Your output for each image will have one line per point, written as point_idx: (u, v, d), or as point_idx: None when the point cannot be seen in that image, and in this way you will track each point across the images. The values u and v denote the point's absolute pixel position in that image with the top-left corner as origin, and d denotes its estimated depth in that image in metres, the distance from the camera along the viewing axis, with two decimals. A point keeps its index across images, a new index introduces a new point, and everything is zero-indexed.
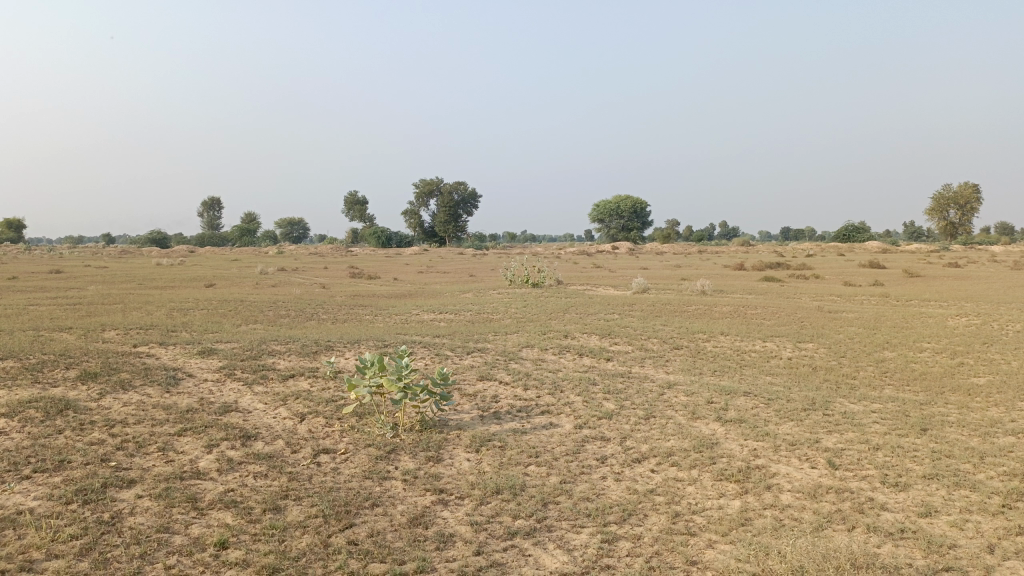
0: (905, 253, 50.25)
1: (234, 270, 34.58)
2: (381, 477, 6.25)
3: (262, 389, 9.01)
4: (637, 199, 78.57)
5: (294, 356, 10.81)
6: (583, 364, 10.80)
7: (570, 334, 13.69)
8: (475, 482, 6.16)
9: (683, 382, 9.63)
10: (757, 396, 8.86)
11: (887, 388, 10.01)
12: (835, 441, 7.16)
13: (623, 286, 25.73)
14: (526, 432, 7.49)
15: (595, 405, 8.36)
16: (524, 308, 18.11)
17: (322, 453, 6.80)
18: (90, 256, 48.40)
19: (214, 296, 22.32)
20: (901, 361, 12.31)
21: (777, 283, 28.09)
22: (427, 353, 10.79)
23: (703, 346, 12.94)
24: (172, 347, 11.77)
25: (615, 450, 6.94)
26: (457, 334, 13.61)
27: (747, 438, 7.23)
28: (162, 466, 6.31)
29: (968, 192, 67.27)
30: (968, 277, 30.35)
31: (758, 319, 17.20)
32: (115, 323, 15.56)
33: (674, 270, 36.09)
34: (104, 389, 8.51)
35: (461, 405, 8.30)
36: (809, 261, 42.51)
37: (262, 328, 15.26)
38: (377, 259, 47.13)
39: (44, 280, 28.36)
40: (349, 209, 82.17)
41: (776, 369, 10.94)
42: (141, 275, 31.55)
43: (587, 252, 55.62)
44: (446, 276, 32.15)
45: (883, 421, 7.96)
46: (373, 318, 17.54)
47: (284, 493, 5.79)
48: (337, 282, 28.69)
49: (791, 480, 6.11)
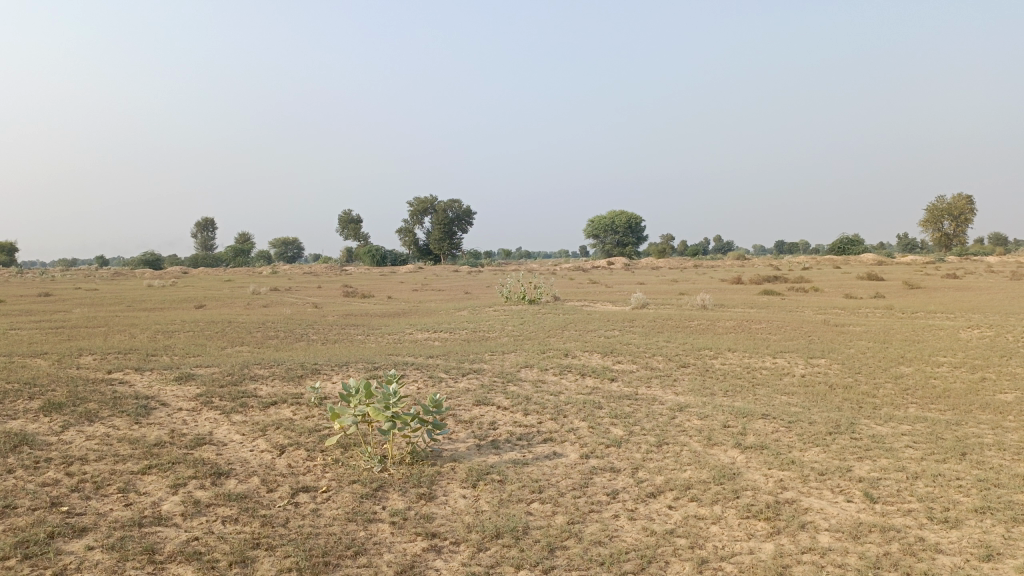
0: (902, 265, 49.74)
1: (224, 290, 33.88)
2: (365, 519, 5.56)
3: (241, 418, 8.32)
4: (632, 214, 78.04)
5: (277, 381, 10.12)
6: (586, 385, 10.11)
7: (570, 353, 13.02)
8: (472, 524, 5.48)
9: (695, 403, 8.96)
10: (776, 418, 8.19)
11: (912, 408, 9.33)
12: (868, 470, 6.50)
13: (622, 301, 25.07)
14: (526, 463, 6.82)
15: (602, 431, 7.69)
16: (521, 325, 17.43)
17: (301, 492, 6.11)
18: (80, 278, 47.47)
19: (202, 317, 21.63)
20: (920, 377, 11.64)
21: (778, 296, 27.51)
22: (419, 376, 10.10)
23: (710, 363, 12.28)
24: (148, 372, 11.06)
25: (626, 483, 6.27)
26: (451, 354, 12.94)
27: (770, 467, 6.57)
28: (119, 511, 5.61)
29: (961, 204, 67.03)
30: (968, 289, 29.82)
31: (764, 334, 16.55)
32: (94, 347, 14.85)
33: (672, 285, 35.45)
34: (67, 421, 7.81)
35: (456, 434, 7.62)
36: (806, 274, 42.02)
37: (247, 351, 14.53)
38: (370, 278, 46.43)
39: (31, 303, 27.69)
40: (344, 228, 81.50)
41: (791, 387, 10.29)
42: (129, 296, 30.83)
43: (583, 268, 55.00)
44: (441, 294, 31.51)
45: (916, 445, 7.31)
46: (365, 338, 16.87)
47: (254, 542, 5.10)
48: (329, 301, 28.05)
49: (826, 517, 5.44)
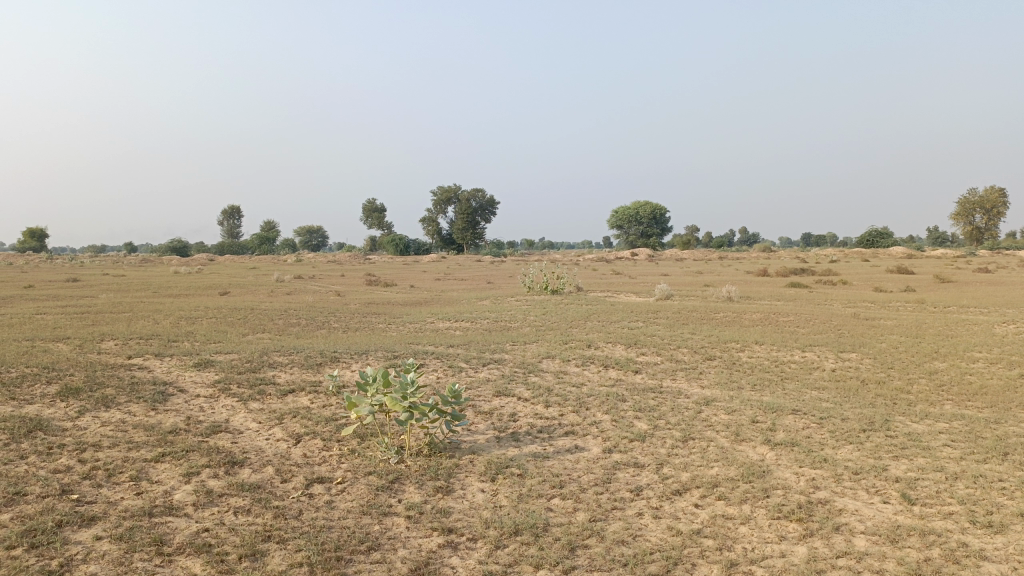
0: (932, 258, 48.75)
1: (248, 277, 33.98)
2: (380, 513, 5.39)
3: (258, 406, 8.20)
4: (656, 205, 77.35)
5: (296, 369, 10.00)
6: (609, 377, 9.87)
7: (594, 344, 12.78)
8: (490, 519, 5.28)
9: (722, 397, 8.70)
10: (807, 414, 7.91)
11: (948, 405, 8.99)
12: (905, 469, 6.21)
13: (645, 292, 24.77)
14: (547, 457, 6.61)
15: (625, 424, 7.46)
16: (543, 316, 17.21)
17: (315, 483, 5.96)
18: (108, 264, 47.95)
19: (225, 304, 21.69)
20: (955, 373, 11.26)
21: (805, 289, 27.02)
22: (439, 365, 9.92)
23: (737, 356, 11.98)
24: (168, 358, 11.00)
25: (651, 480, 6.04)
26: (472, 344, 12.76)
27: (801, 465, 6.31)
28: (130, 500, 5.48)
29: (994, 196, 65.66)
30: (1002, 284, 29.09)
31: (791, 327, 16.20)
32: (117, 332, 14.88)
33: (696, 276, 35.03)
34: (84, 406, 7.73)
35: (475, 425, 7.44)
36: (835, 266, 41.33)
37: (268, 338, 14.45)
38: (393, 267, 46.47)
39: (59, 288, 27.95)
40: (368, 217, 81.62)
41: (821, 382, 9.99)
42: (154, 282, 31.06)
43: (606, 258, 54.59)
44: (463, 283, 31.37)
45: (954, 443, 7.00)
46: (386, 326, 16.76)
47: (265, 535, 4.95)
48: (351, 290, 28.04)
49: (862, 519, 5.18)
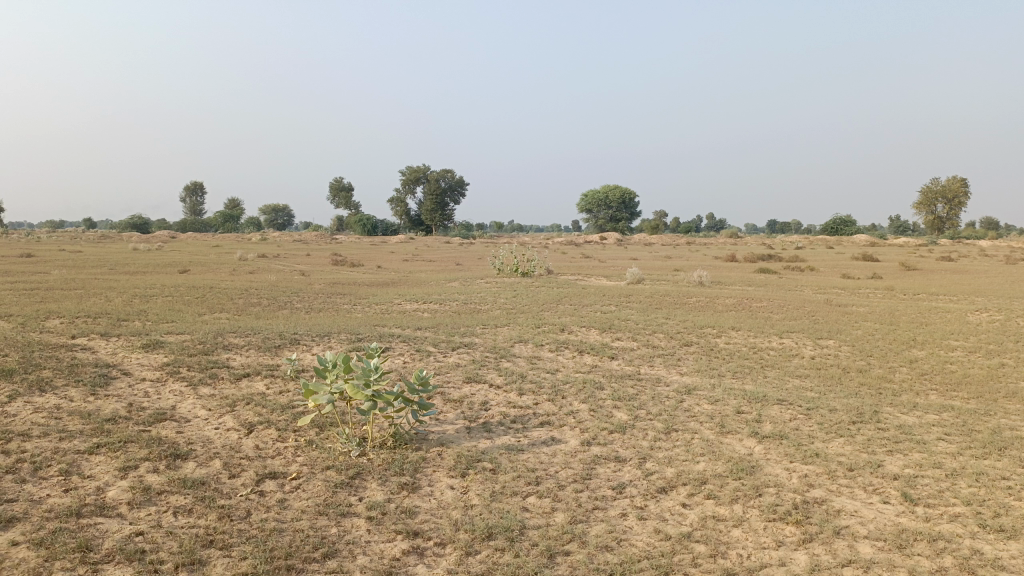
0: (896, 246, 49.04)
1: (211, 255, 33.02)
2: (339, 514, 4.87)
3: (209, 391, 7.61)
4: (626, 189, 77.04)
5: (253, 352, 9.38)
6: (585, 363, 9.41)
7: (567, 328, 12.33)
8: (460, 521, 4.80)
9: (703, 386, 8.30)
10: (793, 404, 7.52)
11: (934, 396, 8.68)
12: (901, 466, 5.86)
13: (616, 276, 24.36)
14: (522, 450, 6.13)
15: (604, 415, 7.01)
16: (514, 298, 16.74)
17: (267, 478, 5.41)
18: (67, 240, 46.35)
19: (183, 282, 20.86)
20: (936, 362, 10.98)
21: (775, 275, 26.86)
22: (405, 349, 9.40)
23: (714, 342, 11.61)
24: (114, 339, 10.28)
25: (634, 476, 5.59)
26: (441, 326, 12.22)
27: (792, 460, 5.93)
28: (56, 497, 4.88)
29: (956, 186, 66.42)
30: (966, 272, 29.23)
31: (765, 313, 15.91)
32: (65, 310, 14.07)
33: (666, 260, 34.81)
34: (16, 390, 7.06)
35: (444, 415, 6.93)
36: (802, 254, 41.38)
37: (226, 318, 13.74)
38: (359, 246, 45.71)
39: (10, 263, 26.82)
40: (335, 196, 80.26)
41: (803, 370, 9.66)
42: (111, 259, 30.06)
43: (575, 242, 54.09)
44: (432, 264, 30.80)
45: (948, 438, 6.67)
46: (351, 307, 16.15)
47: (207, 540, 4.40)
48: (317, 269, 27.25)
49: (863, 522, 4.80)
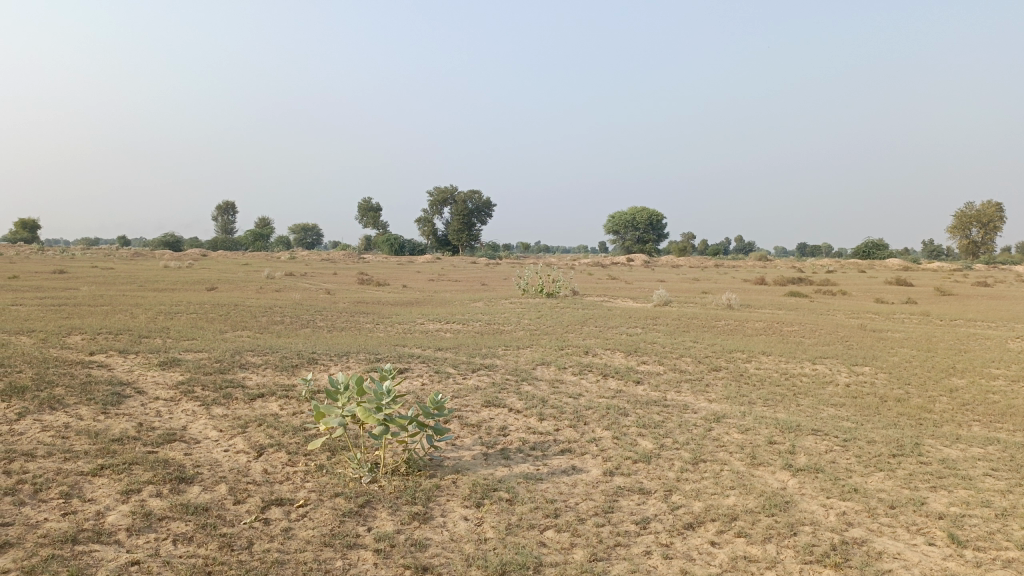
0: (931, 272, 47.95)
1: (239, 273, 33.15)
2: (345, 546, 4.61)
3: (222, 411, 7.43)
4: (654, 211, 76.63)
5: (269, 372, 9.19)
6: (609, 388, 9.09)
7: (591, 351, 12.03)
8: (473, 556, 4.52)
9: (733, 414, 7.95)
10: (829, 435, 7.15)
11: (977, 427, 8.23)
12: (947, 504, 5.47)
13: (642, 298, 23.99)
14: (540, 479, 5.85)
15: (628, 443, 6.70)
16: (538, 319, 16.46)
17: (274, 505, 5.18)
18: (101, 256, 46.94)
19: (208, 299, 20.89)
20: (977, 391, 10.51)
21: (806, 298, 26.30)
22: (424, 370, 9.16)
23: (744, 368, 11.23)
24: (132, 356, 10.15)
25: (659, 510, 5.27)
26: (463, 347, 11.98)
27: (827, 495, 5.58)
28: (53, 522, 4.68)
29: (991, 210, 65.07)
30: (1003, 298, 28.45)
31: (796, 338, 15.46)
32: (88, 326, 14.02)
33: (693, 283, 34.34)
34: (27, 408, 6.92)
35: (461, 440, 6.67)
36: (833, 277, 40.61)
37: (246, 337, 13.60)
38: (386, 266, 45.90)
39: (42, 279, 27.13)
40: (363, 216, 80.68)
41: (837, 398, 9.27)
42: (141, 276, 30.27)
43: (601, 263, 53.68)
44: (457, 284, 30.61)
45: (996, 473, 6.26)
46: (373, 327, 15.97)
47: (204, 571, 4.17)
48: (342, 288, 27.19)
49: (908, 566, 4.43)
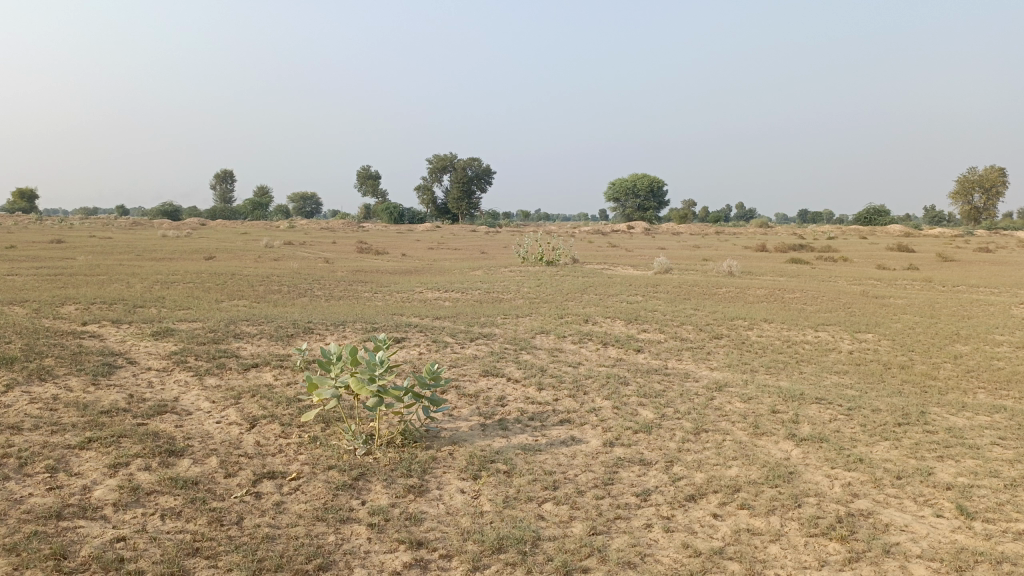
0: (932, 238, 47.64)
1: (237, 242, 32.93)
2: (338, 520, 4.49)
3: (214, 382, 7.30)
4: (654, 178, 76.09)
5: (264, 342, 9.05)
6: (609, 357, 8.95)
7: (591, 319, 11.88)
8: (469, 531, 4.39)
9: (735, 382, 7.82)
10: (833, 403, 7.02)
11: (982, 395, 8.10)
12: (954, 474, 5.35)
13: (642, 265, 23.79)
14: (539, 450, 5.72)
15: (628, 413, 6.56)
16: (538, 287, 16.31)
17: (266, 479, 5.06)
18: (99, 226, 46.68)
19: (205, 268, 20.72)
20: (981, 358, 10.38)
21: (808, 265, 26.10)
22: (421, 340, 9.02)
23: (745, 335, 11.09)
24: (126, 326, 10.00)
25: (660, 482, 5.15)
26: (461, 316, 11.83)
27: (832, 466, 5.45)
28: (38, 497, 4.55)
29: (993, 176, 64.58)
30: (1005, 263, 28.28)
31: (799, 305, 15.30)
32: (83, 296, 13.87)
33: (694, 250, 34.13)
34: (15, 379, 6.79)
35: (458, 411, 6.54)
36: (834, 244, 40.43)
37: (243, 306, 13.45)
38: (385, 234, 45.66)
39: (40, 248, 26.93)
40: (362, 183, 80.13)
41: (841, 365, 9.14)
42: (138, 245, 30.04)
43: (601, 231, 53.40)
44: (457, 252, 30.43)
45: (1004, 442, 6.13)
46: (371, 295, 15.81)
47: (192, 548, 4.05)
48: (341, 257, 27.01)
49: (916, 539, 4.31)
